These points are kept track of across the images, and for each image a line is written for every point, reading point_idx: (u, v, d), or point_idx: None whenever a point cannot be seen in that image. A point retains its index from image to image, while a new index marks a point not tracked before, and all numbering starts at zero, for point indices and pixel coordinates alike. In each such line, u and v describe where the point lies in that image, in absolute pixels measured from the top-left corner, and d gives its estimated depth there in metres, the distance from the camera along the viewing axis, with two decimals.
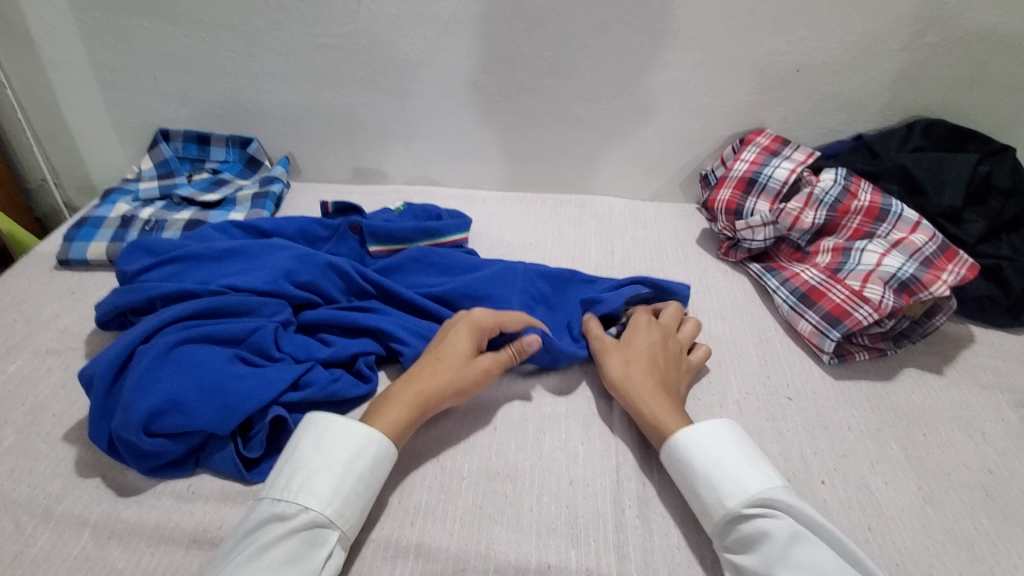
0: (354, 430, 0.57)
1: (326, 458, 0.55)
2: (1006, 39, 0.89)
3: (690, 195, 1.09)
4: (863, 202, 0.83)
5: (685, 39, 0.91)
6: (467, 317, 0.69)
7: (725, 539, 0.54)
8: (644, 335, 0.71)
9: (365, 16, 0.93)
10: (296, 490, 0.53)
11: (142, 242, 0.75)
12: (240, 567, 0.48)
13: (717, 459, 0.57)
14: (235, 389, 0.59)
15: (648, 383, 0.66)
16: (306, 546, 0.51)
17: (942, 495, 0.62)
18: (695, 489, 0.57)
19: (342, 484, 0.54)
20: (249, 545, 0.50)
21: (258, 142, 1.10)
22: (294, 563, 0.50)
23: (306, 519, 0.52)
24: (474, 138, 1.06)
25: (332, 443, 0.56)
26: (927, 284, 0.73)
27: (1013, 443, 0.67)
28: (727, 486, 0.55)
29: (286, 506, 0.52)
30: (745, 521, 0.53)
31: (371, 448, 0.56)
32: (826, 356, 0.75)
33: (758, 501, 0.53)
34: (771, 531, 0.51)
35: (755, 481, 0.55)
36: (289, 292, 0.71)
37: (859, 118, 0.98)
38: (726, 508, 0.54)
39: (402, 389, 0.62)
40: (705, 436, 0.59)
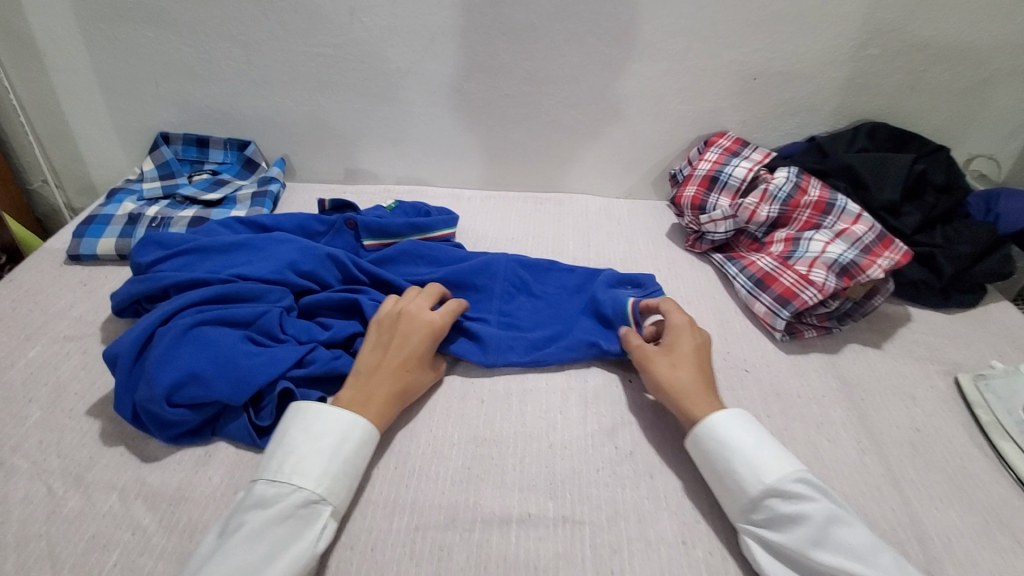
0: (338, 420, 0.62)
1: (313, 444, 0.60)
2: (938, 50, 0.99)
3: (661, 192, 1.18)
4: (812, 197, 0.92)
5: (653, 50, 0.99)
6: (429, 319, 0.73)
7: (756, 514, 0.58)
8: (689, 337, 0.73)
9: (358, 27, 1.00)
10: (288, 473, 0.58)
11: (154, 236, 0.81)
12: (241, 543, 0.53)
13: (757, 444, 0.62)
14: (246, 363, 0.65)
15: (694, 387, 0.68)
16: (304, 522, 0.56)
17: (877, 448, 0.70)
18: (730, 467, 0.61)
19: (330, 465, 0.59)
20: (247, 525, 0.54)
21: (255, 144, 1.16)
22: (294, 536, 0.55)
23: (300, 497, 0.57)
24: (460, 140, 1.13)
25: (321, 429, 0.61)
26: (864, 268, 0.82)
27: (939, 405, 0.76)
28: (766, 467, 0.59)
29: (281, 487, 0.57)
30: (786, 499, 0.57)
31: (356, 432, 0.62)
32: (778, 333, 0.83)
33: (799, 483, 0.58)
34: (810, 513, 0.56)
35: (790, 464, 0.60)
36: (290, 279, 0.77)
37: (811, 122, 1.08)
38: (765, 485, 0.58)
39: (379, 394, 0.66)
40: (743, 423, 0.64)
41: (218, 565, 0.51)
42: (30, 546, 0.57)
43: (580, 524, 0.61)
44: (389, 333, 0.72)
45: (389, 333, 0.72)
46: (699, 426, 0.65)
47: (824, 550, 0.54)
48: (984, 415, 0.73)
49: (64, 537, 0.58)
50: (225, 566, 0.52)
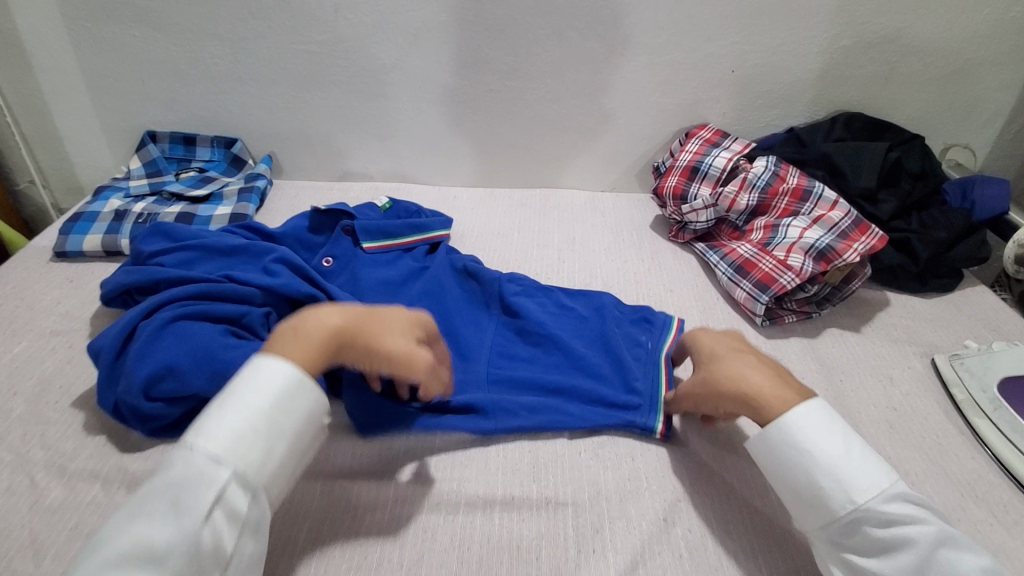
0: (260, 365, 0.54)
1: (223, 401, 0.51)
2: (911, 42, 1.02)
3: (645, 186, 1.20)
4: (790, 184, 0.94)
5: (633, 44, 1.01)
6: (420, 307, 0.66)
7: (847, 537, 0.53)
8: (712, 333, 0.70)
9: (342, 24, 1.01)
10: (189, 438, 0.50)
11: (162, 227, 0.81)
12: (135, 516, 0.46)
13: (846, 456, 0.54)
14: (225, 359, 0.66)
15: (738, 367, 0.63)
16: (194, 499, 0.47)
17: (855, 427, 0.71)
18: (815, 485, 0.55)
19: (237, 421, 0.50)
20: (144, 494, 0.47)
21: (242, 142, 1.16)
22: (177, 514, 0.46)
23: (200, 458, 0.48)
24: (446, 135, 1.14)
25: (238, 386, 0.53)
26: (841, 252, 0.83)
27: (916, 385, 0.77)
28: (857, 484, 0.53)
29: (183, 450, 0.49)
30: (881, 522, 0.51)
31: (277, 385, 0.53)
32: (758, 318, 0.85)
33: (896, 502, 0.51)
34: (913, 538, 0.50)
35: (884, 479, 0.53)
36: (282, 288, 0.75)
37: (790, 113, 1.10)
38: (857, 506, 0.52)
39: (322, 325, 0.58)
40: (829, 430, 0.56)
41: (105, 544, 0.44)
42: (13, 535, 0.57)
43: (562, 505, 0.62)
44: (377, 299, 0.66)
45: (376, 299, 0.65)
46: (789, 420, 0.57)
47: None
48: (959, 393, 0.75)
49: (48, 526, 0.58)
50: (116, 541, 0.44)
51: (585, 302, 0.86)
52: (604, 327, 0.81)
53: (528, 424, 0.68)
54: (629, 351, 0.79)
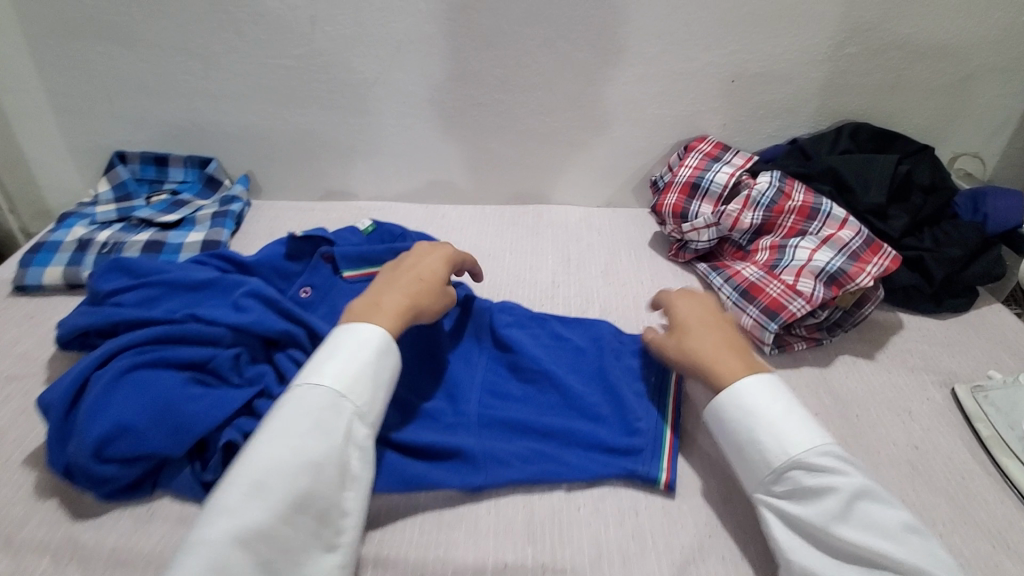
0: (354, 328, 0.62)
1: (331, 352, 0.59)
2: (919, 48, 0.97)
3: (642, 201, 1.14)
4: (796, 202, 0.89)
5: (628, 54, 0.96)
6: (439, 251, 0.76)
7: (777, 486, 0.55)
8: (695, 302, 0.70)
9: (320, 37, 0.95)
10: (306, 381, 0.57)
11: (121, 262, 0.75)
12: (273, 439, 0.53)
13: (785, 415, 0.57)
14: (185, 413, 0.60)
15: (713, 344, 0.64)
16: (329, 426, 0.55)
17: (874, 470, 0.66)
18: (752, 437, 0.57)
19: (349, 368, 0.58)
20: (276, 423, 0.54)
21: (217, 161, 1.10)
22: (320, 435, 0.54)
23: (324, 395, 0.56)
24: (433, 151, 1.09)
25: (340, 343, 0.60)
26: (853, 276, 0.79)
27: (937, 419, 0.72)
28: (790, 437, 0.55)
29: (303, 391, 0.56)
30: (811, 472, 0.53)
31: (371, 341, 0.61)
32: (766, 347, 0.80)
33: (826, 456, 0.54)
34: (837, 486, 0.52)
35: (816, 435, 0.55)
36: (249, 326, 0.68)
37: (793, 124, 1.05)
38: (790, 457, 0.54)
39: (385, 302, 0.66)
40: (771, 390, 0.59)
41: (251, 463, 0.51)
42: None
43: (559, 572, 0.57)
44: (397, 266, 0.74)
45: (398, 266, 0.74)
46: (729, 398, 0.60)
47: (849, 525, 0.51)
48: (985, 428, 0.70)
49: None
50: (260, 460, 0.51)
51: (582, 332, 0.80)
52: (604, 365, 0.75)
53: (521, 476, 0.63)
54: (631, 385, 0.73)
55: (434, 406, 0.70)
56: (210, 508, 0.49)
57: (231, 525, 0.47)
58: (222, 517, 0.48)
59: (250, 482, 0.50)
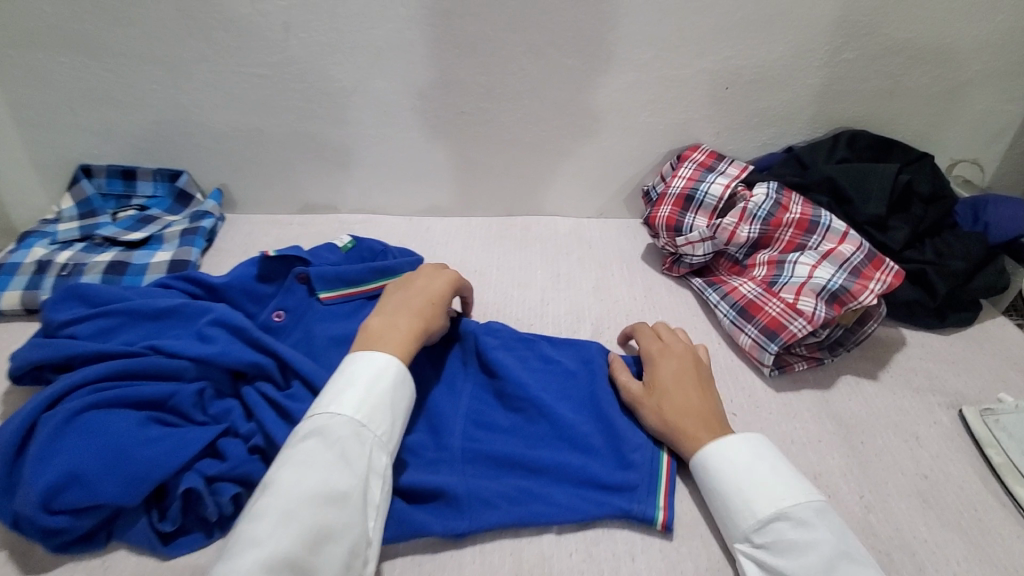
0: (370, 353, 0.59)
1: (348, 377, 0.57)
2: (918, 53, 0.94)
3: (634, 211, 1.10)
4: (794, 215, 0.85)
5: (618, 61, 0.92)
6: (446, 272, 0.75)
7: (760, 538, 0.55)
8: (676, 364, 0.69)
9: (294, 44, 0.90)
10: (326, 408, 0.55)
11: (76, 288, 0.70)
12: (294, 471, 0.49)
13: (772, 469, 0.58)
14: (144, 457, 0.55)
15: (692, 411, 0.64)
16: (354, 455, 0.52)
17: (882, 504, 0.63)
18: (738, 487, 0.57)
19: (368, 394, 0.56)
20: (296, 454, 0.51)
21: (188, 174, 1.05)
22: (346, 464, 0.51)
23: (345, 423, 0.53)
24: (416, 161, 1.04)
25: (356, 368, 0.58)
26: (856, 294, 0.75)
27: (946, 445, 0.69)
28: (777, 491, 0.56)
29: (321, 419, 0.54)
30: (795, 525, 0.53)
31: (390, 366, 0.59)
32: (766, 369, 0.76)
33: (812, 511, 0.54)
34: (820, 542, 0.52)
35: (804, 493, 0.56)
36: (215, 358, 0.63)
37: (788, 132, 1.01)
38: (775, 509, 0.55)
39: (399, 327, 0.64)
40: (760, 446, 0.60)
41: (273, 498, 0.47)
42: None
43: None
44: (406, 286, 0.72)
45: (407, 285, 0.72)
46: (702, 472, 0.61)
47: None
48: (996, 455, 0.66)
49: None
50: (281, 495, 0.48)
51: (575, 354, 0.76)
52: (596, 391, 0.71)
53: (508, 518, 0.60)
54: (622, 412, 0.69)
55: (415, 439, 0.66)
56: (238, 539, 0.45)
57: (262, 557, 0.44)
58: (250, 549, 0.44)
59: (279, 511, 0.47)
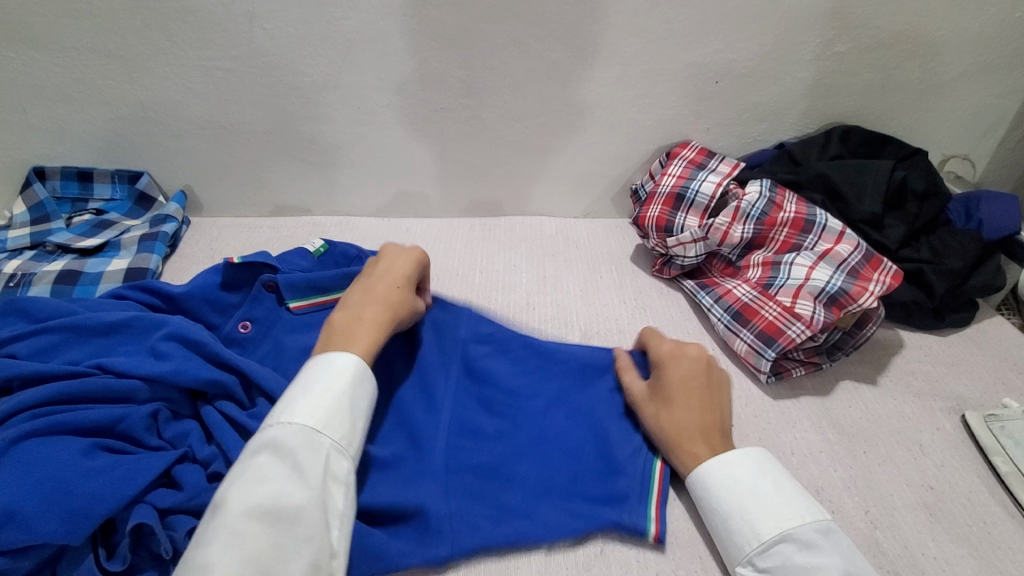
0: (324, 357, 0.55)
1: (300, 385, 0.52)
2: (911, 46, 0.91)
3: (622, 210, 1.06)
4: (789, 213, 0.82)
5: (604, 54, 0.87)
6: (408, 252, 0.70)
7: (763, 563, 0.51)
8: (689, 369, 0.64)
9: (260, 36, 0.84)
10: (274, 419, 0.50)
11: (18, 302, 0.64)
12: (241, 488, 0.45)
13: (776, 486, 0.55)
14: (88, 489, 0.50)
15: (692, 419, 0.60)
16: (305, 460, 0.47)
17: (888, 519, 0.60)
18: (739, 506, 0.54)
19: (321, 397, 0.51)
20: (243, 471, 0.46)
21: (149, 175, 0.99)
22: (299, 474, 0.46)
23: (297, 430, 0.49)
24: (394, 161, 0.99)
25: (308, 374, 0.54)
26: (855, 296, 0.72)
27: (950, 453, 0.66)
28: (782, 510, 0.52)
29: (270, 431, 0.49)
30: (802, 547, 0.50)
31: (347, 368, 0.54)
32: (763, 375, 0.72)
33: (819, 533, 0.50)
34: (829, 566, 0.48)
35: (811, 513, 0.52)
36: (170, 376, 0.58)
37: (779, 127, 0.98)
38: (780, 530, 0.51)
39: (363, 319, 0.60)
40: (763, 462, 0.57)
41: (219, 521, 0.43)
42: None
43: None
44: (369, 272, 0.68)
45: (369, 272, 0.68)
46: (696, 488, 0.57)
47: None
48: (1004, 464, 0.64)
49: None
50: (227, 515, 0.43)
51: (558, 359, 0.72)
52: (584, 403, 0.68)
53: (494, 540, 0.56)
54: (615, 420, 0.66)
55: (392, 458, 0.61)
56: (188, 567, 0.41)
57: None
58: None
59: (226, 532, 0.42)
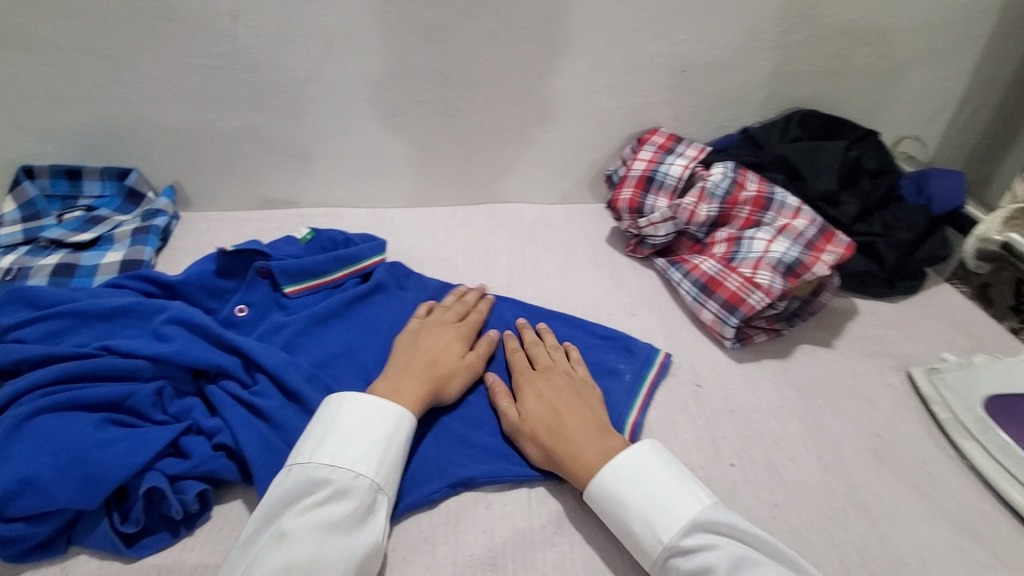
0: (367, 398, 0.59)
1: (367, 430, 0.57)
2: (863, 33, 0.97)
3: (597, 196, 1.11)
4: (750, 192, 0.88)
5: (576, 46, 0.92)
6: (453, 328, 0.73)
7: (666, 575, 0.54)
8: (545, 386, 0.67)
9: (243, 33, 0.87)
10: (326, 455, 0.55)
11: (21, 291, 0.67)
12: (316, 534, 0.50)
13: (649, 493, 0.56)
14: (101, 459, 0.53)
15: (576, 430, 0.62)
16: (362, 500, 0.53)
17: (839, 463, 0.66)
18: (629, 528, 0.55)
19: (388, 454, 0.57)
20: (314, 513, 0.51)
21: (138, 172, 1.01)
22: (363, 528, 0.53)
23: (366, 484, 0.54)
24: (377, 152, 1.02)
25: (375, 420, 0.58)
26: (809, 266, 0.78)
27: (896, 405, 0.72)
28: (658, 521, 0.54)
29: (340, 474, 0.54)
30: (683, 556, 0.52)
31: (407, 424, 0.60)
32: (727, 342, 0.78)
33: (694, 534, 0.53)
34: (710, 567, 0.50)
35: (684, 509, 0.54)
36: (174, 356, 0.62)
37: (742, 113, 1.04)
38: (663, 546, 0.53)
39: (400, 392, 0.63)
40: (638, 468, 0.57)
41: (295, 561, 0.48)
42: None
43: None
44: (412, 344, 0.71)
45: (412, 344, 0.71)
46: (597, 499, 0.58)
47: None
48: (942, 412, 0.70)
49: None
50: (305, 556, 0.49)
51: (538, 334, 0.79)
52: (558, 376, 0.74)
53: (477, 475, 0.63)
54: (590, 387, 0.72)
55: None
56: None
57: None
58: None
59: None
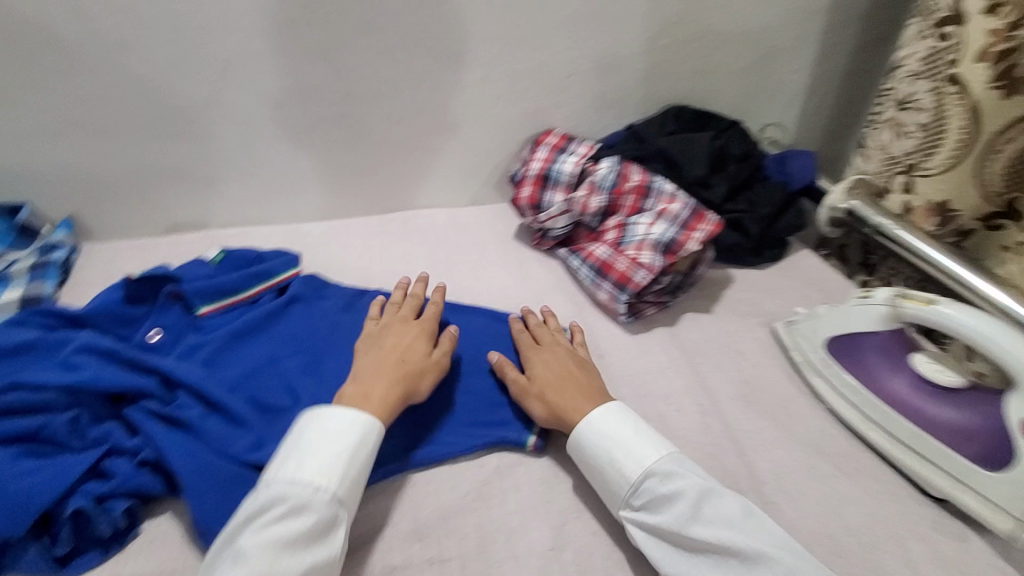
0: (340, 411, 0.62)
1: (331, 445, 0.59)
2: (719, 36, 1.11)
3: (504, 195, 1.19)
4: (633, 182, 0.98)
5: (467, 59, 0.99)
6: (416, 327, 0.75)
7: (639, 498, 0.61)
8: (551, 357, 0.75)
9: (133, 61, 0.88)
10: (288, 469, 0.57)
11: None
12: (273, 549, 0.51)
13: (635, 432, 0.65)
14: (21, 489, 0.54)
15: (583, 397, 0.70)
16: (320, 513, 0.55)
17: (716, 409, 0.77)
18: (612, 459, 0.64)
19: (349, 468, 0.59)
20: (273, 529, 0.53)
21: (30, 206, 0.98)
22: (319, 542, 0.54)
23: (325, 499, 0.56)
24: (285, 170, 1.05)
25: (343, 434, 0.60)
26: (683, 243, 0.89)
27: (762, 355, 0.85)
28: (643, 450, 0.63)
29: (302, 489, 0.56)
30: (662, 478, 0.60)
31: (373, 437, 0.62)
32: (621, 316, 0.88)
33: (671, 462, 0.62)
34: (684, 490, 0.59)
35: (665, 446, 0.64)
36: (87, 383, 0.63)
37: (626, 112, 1.15)
38: (645, 469, 0.62)
39: (373, 396, 0.65)
40: (622, 415, 0.67)
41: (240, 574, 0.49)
42: None
43: (446, 560, 0.61)
44: (375, 346, 0.73)
45: (377, 346, 0.72)
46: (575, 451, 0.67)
47: (699, 523, 0.57)
48: (797, 355, 0.83)
49: None
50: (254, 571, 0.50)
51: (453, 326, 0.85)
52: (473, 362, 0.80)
53: (402, 461, 0.68)
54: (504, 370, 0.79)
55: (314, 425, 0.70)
56: None
57: None
58: None
59: None
